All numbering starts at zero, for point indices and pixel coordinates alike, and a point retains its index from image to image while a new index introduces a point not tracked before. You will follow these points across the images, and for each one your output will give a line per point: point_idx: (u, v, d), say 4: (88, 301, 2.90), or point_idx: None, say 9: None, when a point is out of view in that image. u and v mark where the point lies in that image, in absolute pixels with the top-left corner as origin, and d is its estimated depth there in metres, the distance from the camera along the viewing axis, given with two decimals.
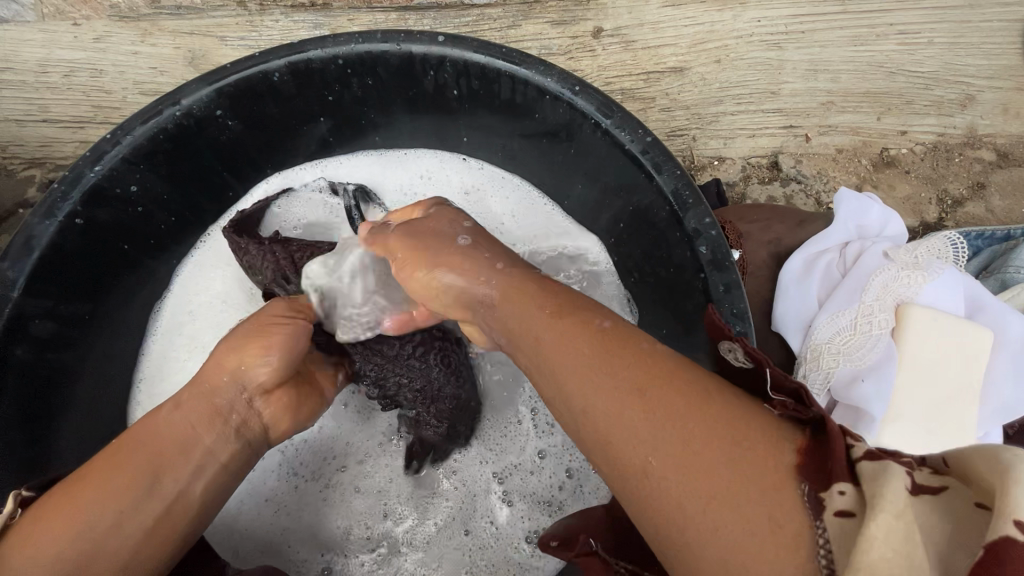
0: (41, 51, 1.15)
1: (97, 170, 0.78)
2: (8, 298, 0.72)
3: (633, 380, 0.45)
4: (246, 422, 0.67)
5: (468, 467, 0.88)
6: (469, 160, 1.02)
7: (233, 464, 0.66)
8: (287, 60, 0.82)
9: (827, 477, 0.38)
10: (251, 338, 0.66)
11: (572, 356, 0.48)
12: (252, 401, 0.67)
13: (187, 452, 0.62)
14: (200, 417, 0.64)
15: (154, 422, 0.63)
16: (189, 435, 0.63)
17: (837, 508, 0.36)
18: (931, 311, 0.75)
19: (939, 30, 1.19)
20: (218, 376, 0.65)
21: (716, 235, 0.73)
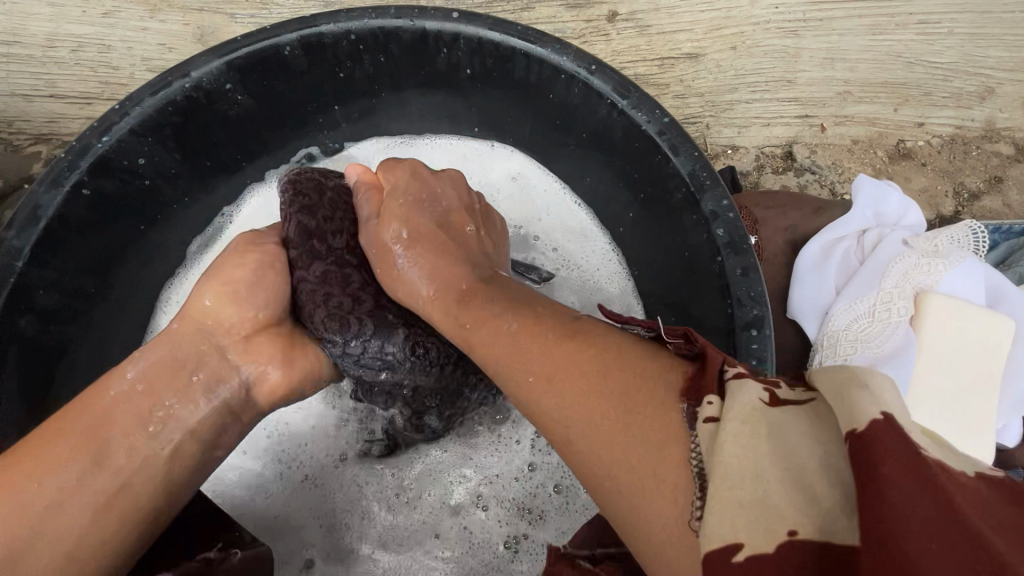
0: (49, 25, 1.14)
1: (105, 141, 0.77)
2: (13, 267, 0.71)
3: (542, 368, 0.52)
4: (215, 376, 0.66)
5: (443, 468, 0.85)
6: (497, 147, 1.00)
7: (209, 427, 0.65)
8: (299, 33, 0.81)
9: (699, 393, 0.44)
10: (217, 276, 0.68)
11: (513, 350, 0.55)
12: (225, 350, 0.67)
13: (146, 414, 0.62)
14: (154, 368, 0.63)
15: (105, 386, 0.61)
16: (147, 395, 0.62)
17: (705, 417, 0.42)
18: (950, 300, 0.74)
19: (960, 20, 1.17)
20: (184, 326, 0.66)
21: (733, 218, 0.72)
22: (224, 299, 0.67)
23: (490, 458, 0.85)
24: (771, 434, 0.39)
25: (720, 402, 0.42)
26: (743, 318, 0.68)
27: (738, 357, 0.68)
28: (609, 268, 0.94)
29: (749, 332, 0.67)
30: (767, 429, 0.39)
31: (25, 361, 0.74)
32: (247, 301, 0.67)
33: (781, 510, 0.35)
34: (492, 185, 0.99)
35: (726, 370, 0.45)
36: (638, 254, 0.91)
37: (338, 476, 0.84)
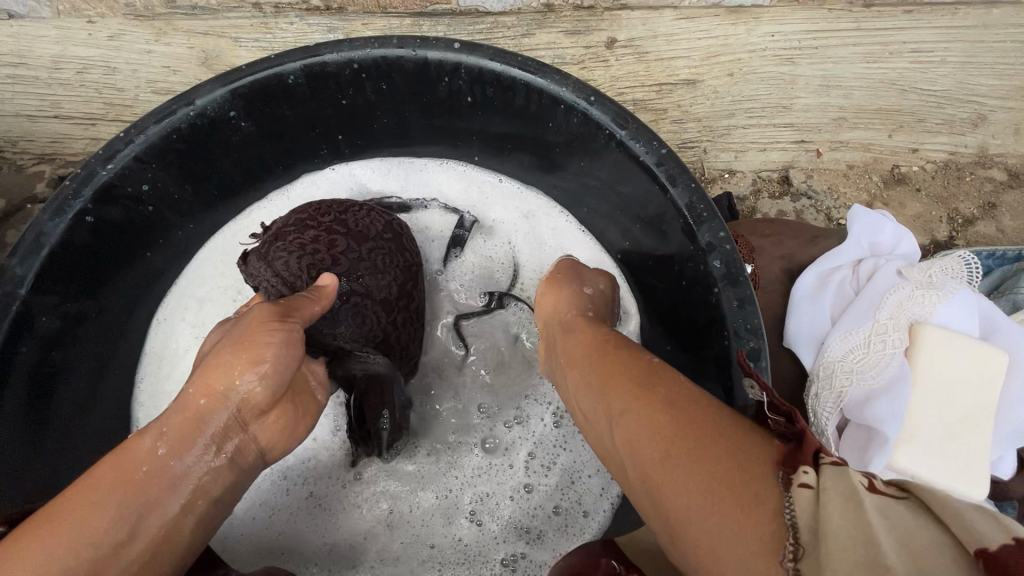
0: (54, 47, 1.14)
1: (108, 168, 0.78)
2: (15, 295, 0.72)
3: (662, 397, 0.50)
4: (239, 449, 0.63)
5: (436, 482, 0.86)
6: (503, 180, 1.01)
7: (223, 487, 0.63)
8: (303, 62, 0.82)
9: (793, 462, 0.42)
10: (244, 347, 0.60)
11: (616, 370, 0.56)
12: (245, 420, 0.62)
13: (174, 486, 0.58)
14: (186, 443, 0.59)
15: (132, 458, 0.57)
16: (176, 466, 0.58)
17: (800, 482, 0.40)
18: (944, 331, 0.75)
19: (953, 49, 1.17)
20: (210, 399, 0.60)
21: (730, 249, 0.73)
22: (257, 378, 0.60)
23: (471, 470, 0.86)
24: (877, 513, 0.36)
25: (817, 475, 0.40)
26: (739, 350, 0.69)
27: (736, 388, 0.68)
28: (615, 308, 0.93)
29: (745, 364, 0.68)
30: (871, 507, 0.36)
31: (26, 388, 0.74)
32: (268, 382, 0.61)
33: (892, 565, 0.32)
34: (508, 223, 0.99)
35: (820, 454, 0.42)
36: (638, 285, 0.91)
37: (322, 485, 0.86)
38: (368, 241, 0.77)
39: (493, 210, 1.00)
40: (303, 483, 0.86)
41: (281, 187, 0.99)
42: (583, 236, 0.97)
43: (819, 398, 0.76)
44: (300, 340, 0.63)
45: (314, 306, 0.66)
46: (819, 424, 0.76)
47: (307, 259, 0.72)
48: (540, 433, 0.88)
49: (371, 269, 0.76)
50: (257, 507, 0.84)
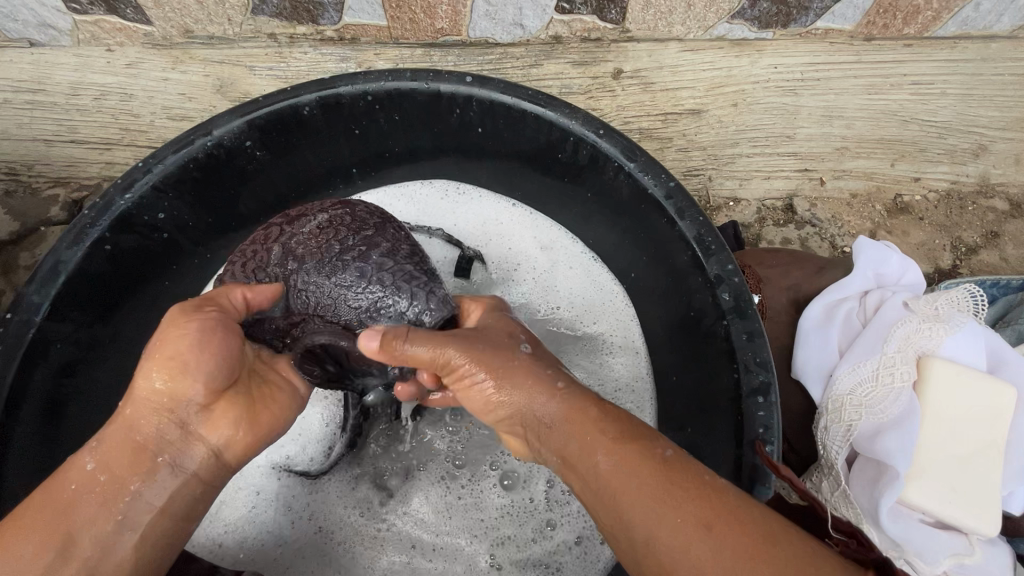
0: (73, 74, 1.17)
1: (127, 197, 0.79)
2: (32, 322, 0.73)
3: (698, 514, 0.48)
4: (181, 455, 0.60)
5: (460, 517, 0.85)
6: (515, 206, 1.02)
7: (177, 502, 0.59)
8: (318, 94, 0.84)
9: None
10: (157, 351, 0.59)
11: (628, 478, 0.51)
12: (185, 420, 0.60)
13: (110, 501, 0.56)
14: (111, 453, 0.58)
15: (65, 479, 0.57)
16: (110, 480, 0.57)
17: None
18: (951, 365, 0.75)
19: (953, 81, 1.19)
20: (137, 406, 0.59)
21: (738, 282, 0.74)
22: (175, 374, 0.59)
23: (496, 508, 0.86)
24: None
25: None
26: (749, 383, 0.70)
27: (746, 422, 0.69)
28: (625, 341, 0.94)
29: (755, 398, 0.69)
30: None
31: (38, 416, 0.74)
32: (196, 375, 0.59)
33: None
34: (523, 251, 0.99)
35: None
36: (647, 314, 0.92)
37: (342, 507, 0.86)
38: (298, 219, 0.73)
39: (507, 237, 1.00)
40: (324, 496, 0.87)
41: None
42: (594, 265, 0.98)
43: (828, 431, 0.76)
44: (221, 331, 0.62)
45: (241, 294, 0.66)
46: (829, 457, 0.76)
47: (250, 265, 0.73)
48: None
49: (301, 237, 0.71)
50: (277, 522, 0.85)
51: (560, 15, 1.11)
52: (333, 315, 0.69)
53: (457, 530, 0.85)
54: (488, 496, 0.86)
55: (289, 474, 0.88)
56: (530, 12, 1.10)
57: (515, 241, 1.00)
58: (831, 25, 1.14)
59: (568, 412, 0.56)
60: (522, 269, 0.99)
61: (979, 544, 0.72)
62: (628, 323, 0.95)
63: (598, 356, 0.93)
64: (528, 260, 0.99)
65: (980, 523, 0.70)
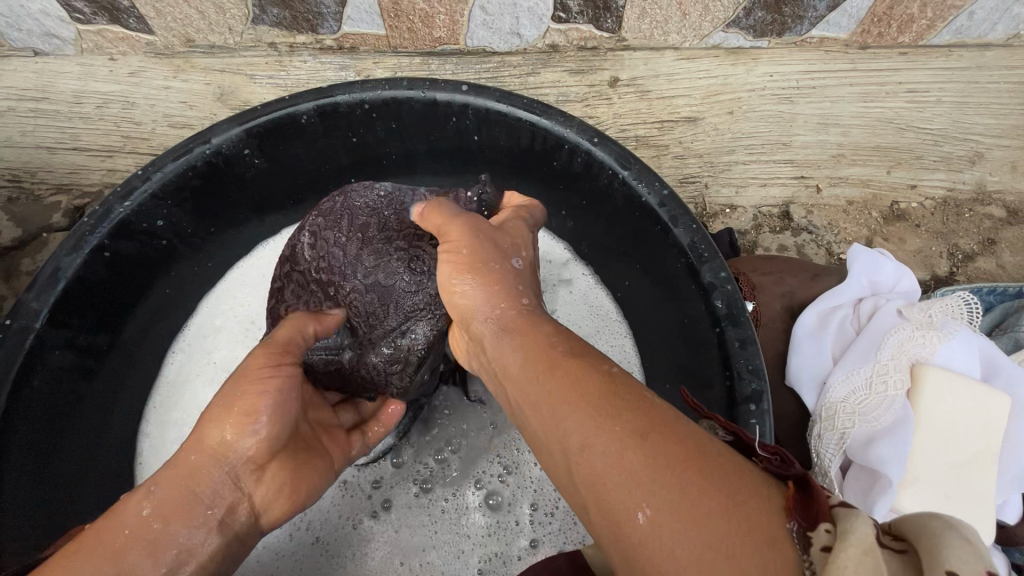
0: (76, 83, 1.19)
1: (126, 205, 0.80)
2: (31, 328, 0.74)
3: (634, 424, 0.44)
4: (229, 513, 0.62)
5: (445, 535, 0.86)
6: None
7: (216, 558, 0.61)
8: (316, 103, 0.85)
9: (810, 516, 0.37)
10: (242, 403, 0.62)
11: (564, 384, 0.49)
12: (242, 477, 0.62)
13: (154, 554, 0.56)
14: (169, 507, 0.58)
15: (114, 527, 0.56)
16: (161, 531, 0.57)
17: (820, 543, 0.35)
18: (945, 373, 0.75)
19: (949, 89, 1.20)
20: (200, 454, 0.61)
21: (731, 289, 0.74)
22: (251, 430, 0.62)
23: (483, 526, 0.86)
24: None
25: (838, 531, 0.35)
26: (741, 391, 0.70)
27: (738, 430, 0.69)
28: (617, 352, 0.94)
29: (747, 406, 0.69)
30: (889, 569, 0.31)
31: (36, 422, 0.75)
32: (272, 430, 0.63)
33: None
34: None
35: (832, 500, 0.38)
36: (641, 322, 0.92)
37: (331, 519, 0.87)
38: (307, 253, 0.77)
39: None
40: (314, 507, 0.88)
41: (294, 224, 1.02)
42: (587, 275, 0.99)
43: (822, 439, 0.76)
44: (294, 387, 0.67)
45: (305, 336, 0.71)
46: (822, 465, 0.76)
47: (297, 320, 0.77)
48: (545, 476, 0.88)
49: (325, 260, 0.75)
50: (268, 533, 0.87)
51: (556, 24, 1.12)
52: (414, 323, 0.74)
53: (450, 545, 0.85)
54: (473, 515, 0.87)
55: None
56: (527, 21, 1.11)
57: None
58: (826, 34, 1.15)
59: (519, 324, 0.58)
60: None
61: None
62: (624, 345, 0.95)
63: None
64: None
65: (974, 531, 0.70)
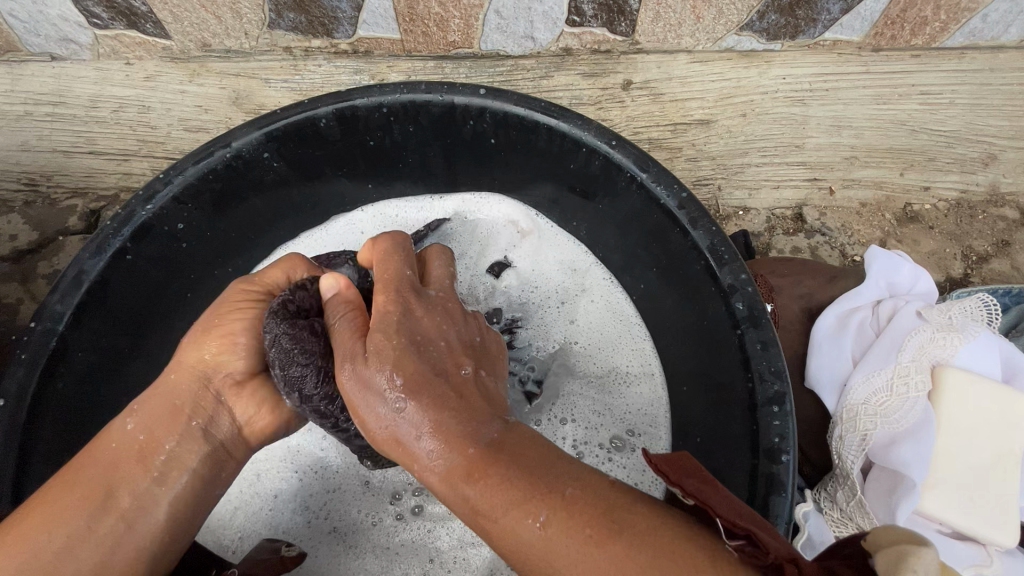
0: (93, 87, 1.20)
1: (147, 209, 0.81)
2: (54, 331, 0.74)
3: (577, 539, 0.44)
4: (211, 421, 0.67)
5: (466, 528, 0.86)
6: (532, 213, 1.03)
7: (205, 464, 0.66)
8: (335, 106, 0.86)
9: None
10: (211, 330, 0.67)
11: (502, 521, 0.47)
12: (220, 393, 0.68)
13: (145, 459, 0.63)
14: (148, 418, 0.65)
15: (106, 437, 0.63)
16: (147, 440, 0.64)
17: None
18: (966, 375, 0.75)
19: (961, 91, 1.20)
20: (179, 373, 0.67)
21: (752, 291, 0.74)
22: (224, 348, 0.67)
23: None
24: None
25: None
26: (763, 393, 0.70)
27: (761, 431, 0.69)
28: (637, 347, 0.95)
29: (770, 408, 0.69)
30: None
31: (60, 423, 0.75)
32: (240, 355, 0.68)
33: None
34: (538, 256, 1.02)
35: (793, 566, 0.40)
36: (660, 321, 0.93)
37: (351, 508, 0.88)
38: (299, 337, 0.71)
39: (524, 242, 1.03)
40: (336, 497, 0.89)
41: (315, 224, 1.03)
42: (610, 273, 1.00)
43: (843, 440, 0.76)
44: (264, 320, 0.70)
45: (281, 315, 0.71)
46: (844, 466, 0.76)
47: None
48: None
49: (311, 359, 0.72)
50: (289, 521, 0.87)
51: (570, 28, 1.13)
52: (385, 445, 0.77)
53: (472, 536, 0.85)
54: None
55: (309, 474, 0.90)
56: (541, 25, 1.12)
57: (534, 250, 1.02)
58: (839, 37, 1.15)
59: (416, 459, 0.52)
60: (538, 274, 1.01)
61: (997, 554, 0.72)
62: (645, 348, 0.95)
63: (612, 359, 0.95)
64: (544, 265, 1.01)
65: (996, 532, 0.70)
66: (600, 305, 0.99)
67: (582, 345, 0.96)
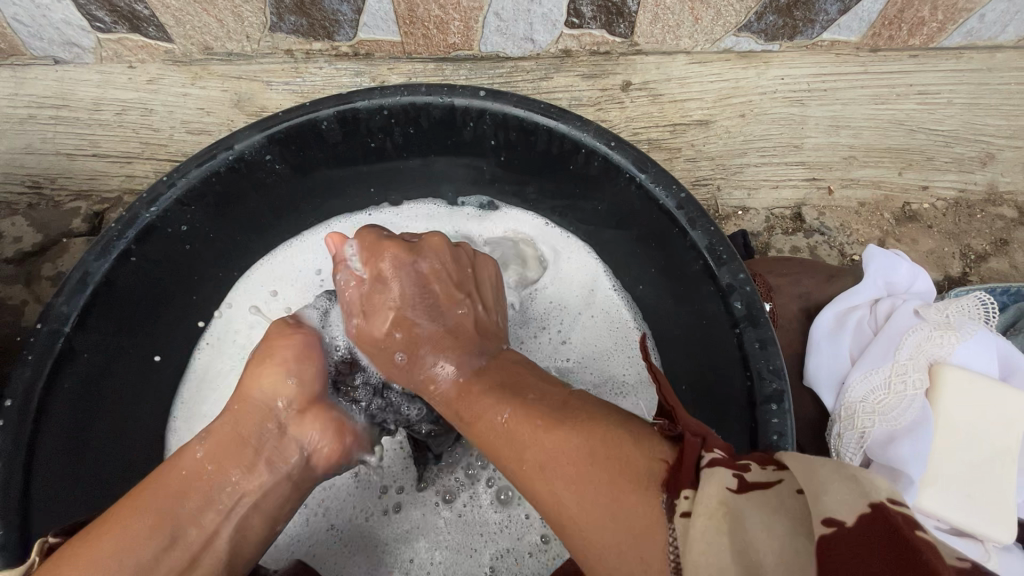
0: (96, 91, 1.21)
1: (152, 211, 0.82)
2: (60, 332, 0.75)
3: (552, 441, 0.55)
4: (277, 455, 0.71)
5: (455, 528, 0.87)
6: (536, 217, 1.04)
7: (269, 498, 0.70)
8: (336, 109, 0.87)
9: (677, 485, 0.46)
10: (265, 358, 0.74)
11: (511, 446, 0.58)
12: (284, 424, 0.73)
13: (214, 495, 0.67)
14: (222, 452, 0.69)
15: (178, 462, 0.67)
16: (215, 473, 0.68)
17: (680, 511, 0.44)
18: (964, 373, 0.76)
19: (959, 91, 1.21)
20: (246, 407, 0.72)
21: (750, 291, 0.75)
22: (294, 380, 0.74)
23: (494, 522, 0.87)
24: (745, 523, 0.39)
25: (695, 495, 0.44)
26: (762, 392, 0.71)
27: (760, 429, 0.70)
28: (637, 351, 0.96)
29: (769, 406, 0.70)
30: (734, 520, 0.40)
31: (66, 423, 0.76)
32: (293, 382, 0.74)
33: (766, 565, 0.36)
34: (540, 259, 1.03)
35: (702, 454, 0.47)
36: (660, 322, 0.93)
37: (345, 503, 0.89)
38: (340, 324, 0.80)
39: (526, 245, 1.03)
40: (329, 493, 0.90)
41: (318, 226, 1.04)
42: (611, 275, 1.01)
43: (842, 438, 0.77)
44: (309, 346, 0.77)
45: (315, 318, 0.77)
46: (843, 463, 0.77)
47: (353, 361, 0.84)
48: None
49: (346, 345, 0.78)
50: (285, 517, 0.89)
51: (569, 29, 1.13)
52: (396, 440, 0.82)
53: (454, 543, 0.86)
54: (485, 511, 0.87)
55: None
56: (540, 27, 1.12)
57: (536, 253, 1.03)
58: (836, 37, 1.16)
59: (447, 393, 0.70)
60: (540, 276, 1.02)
61: (994, 550, 0.72)
62: (644, 355, 0.95)
63: (609, 365, 0.96)
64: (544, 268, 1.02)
65: (993, 528, 0.71)
66: (601, 321, 0.99)
67: (578, 350, 0.97)
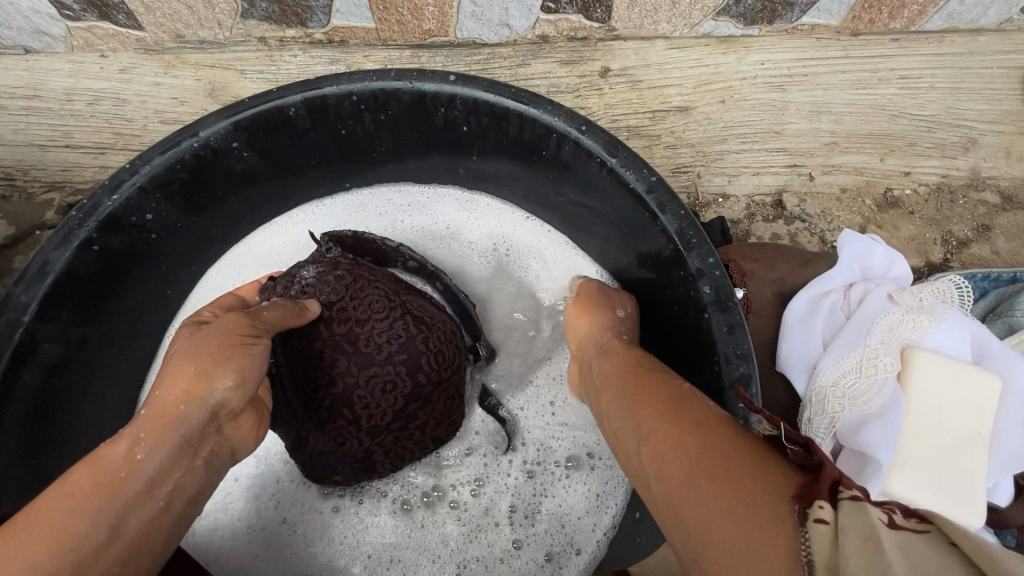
0: (67, 80, 1.19)
1: (114, 199, 0.80)
2: (18, 322, 0.74)
3: (690, 419, 0.49)
4: (215, 451, 0.61)
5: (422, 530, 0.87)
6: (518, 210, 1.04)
7: (199, 490, 0.60)
8: (304, 95, 0.85)
9: (811, 495, 0.39)
10: (190, 359, 0.59)
11: (665, 403, 0.53)
12: (221, 420, 0.61)
13: (150, 495, 0.55)
14: (168, 451, 0.56)
15: (103, 459, 0.54)
16: (151, 474, 0.55)
17: (816, 517, 0.37)
18: (937, 356, 0.75)
19: (941, 75, 1.19)
20: (179, 403, 0.58)
21: (720, 275, 0.73)
22: (236, 386, 0.61)
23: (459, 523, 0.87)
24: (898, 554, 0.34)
25: (834, 509, 0.38)
26: (730, 376, 0.70)
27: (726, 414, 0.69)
28: None
29: (736, 390, 0.69)
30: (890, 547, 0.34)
31: (24, 415, 0.75)
32: (238, 390, 0.61)
33: None
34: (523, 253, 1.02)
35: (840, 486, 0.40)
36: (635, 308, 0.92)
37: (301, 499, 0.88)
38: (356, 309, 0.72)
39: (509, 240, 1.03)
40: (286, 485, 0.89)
41: (292, 211, 1.03)
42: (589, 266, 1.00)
43: (812, 423, 0.76)
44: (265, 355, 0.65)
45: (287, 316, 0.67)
46: None
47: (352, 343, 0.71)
48: (516, 486, 0.89)
49: (379, 323, 0.73)
50: (245, 508, 0.89)
51: (546, 14, 1.12)
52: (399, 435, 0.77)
53: (420, 557, 0.86)
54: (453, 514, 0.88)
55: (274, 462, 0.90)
56: (516, 12, 1.11)
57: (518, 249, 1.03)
58: (817, 21, 1.15)
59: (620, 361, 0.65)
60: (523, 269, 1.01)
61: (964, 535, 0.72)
62: None
63: None
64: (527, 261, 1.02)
65: (962, 510, 0.70)
66: None
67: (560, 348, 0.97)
